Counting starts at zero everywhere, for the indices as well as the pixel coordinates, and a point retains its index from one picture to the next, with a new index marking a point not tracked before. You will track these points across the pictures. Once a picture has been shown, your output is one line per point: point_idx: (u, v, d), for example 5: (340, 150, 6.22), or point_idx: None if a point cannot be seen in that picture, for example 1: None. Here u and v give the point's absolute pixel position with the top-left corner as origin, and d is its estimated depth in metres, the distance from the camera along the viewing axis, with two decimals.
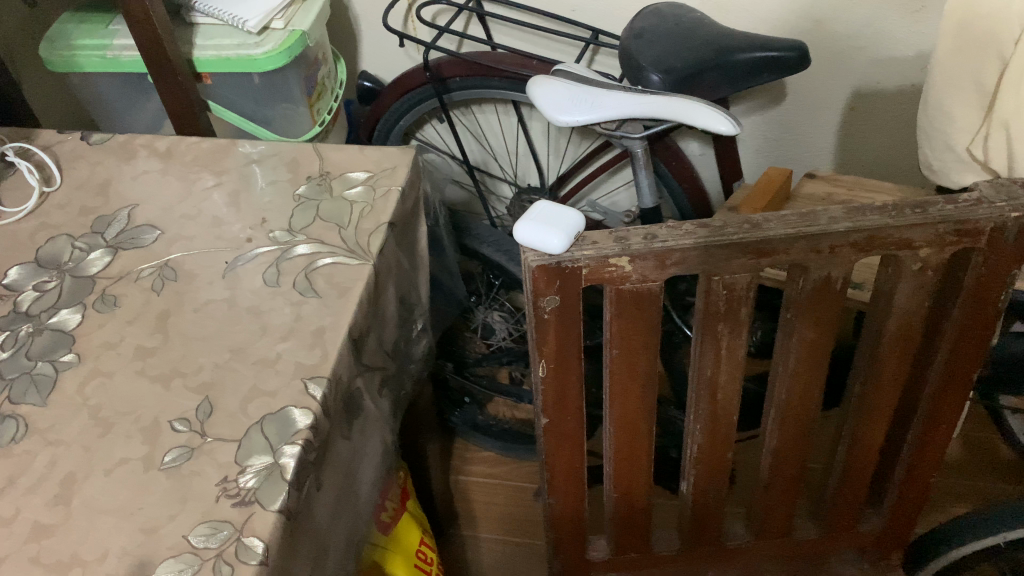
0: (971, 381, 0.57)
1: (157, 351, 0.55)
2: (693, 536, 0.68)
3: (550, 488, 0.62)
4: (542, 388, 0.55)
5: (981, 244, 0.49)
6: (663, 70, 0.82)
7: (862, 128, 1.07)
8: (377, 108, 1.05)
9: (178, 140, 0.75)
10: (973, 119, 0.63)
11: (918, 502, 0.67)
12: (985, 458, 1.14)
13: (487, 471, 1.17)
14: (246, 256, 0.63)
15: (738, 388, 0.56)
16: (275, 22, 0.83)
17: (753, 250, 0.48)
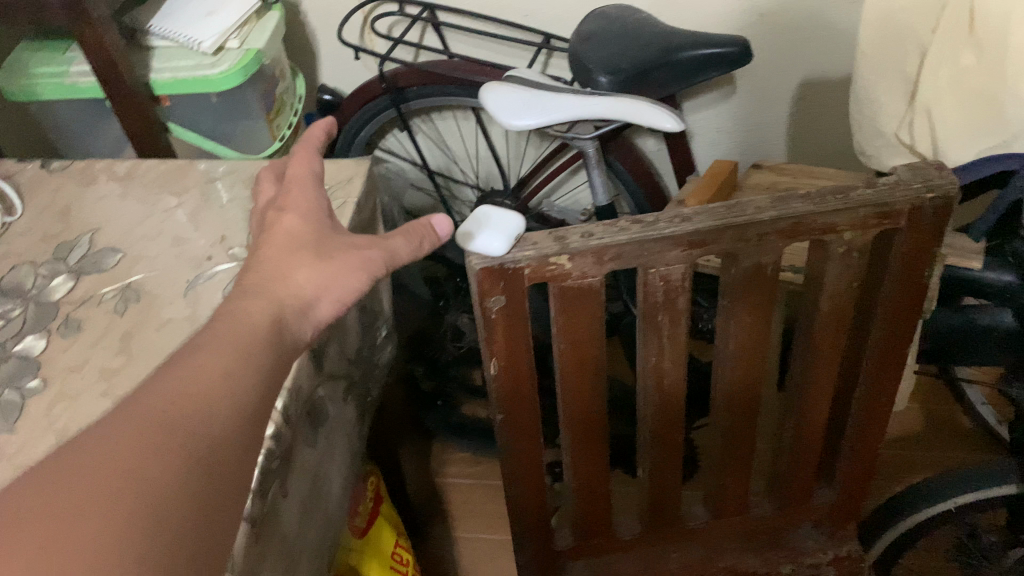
0: (905, 354, 0.60)
1: (122, 370, 0.57)
2: (652, 517, 0.71)
3: (513, 480, 0.64)
4: (495, 384, 0.57)
5: (902, 225, 0.52)
6: (611, 71, 0.84)
7: (811, 117, 1.10)
8: (338, 120, 1.06)
9: (137, 164, 0.77)
10: (897, 106, 0.69)
11: (866, 471, 0.70)
12: (945, 428, 1.17)
13: (464, 470, 1.19)
14: (206, 274, 0.64)
15: (682, 372, 0.59)
16: (230, 41, 0.84)
17: (686, 241, 0.50)
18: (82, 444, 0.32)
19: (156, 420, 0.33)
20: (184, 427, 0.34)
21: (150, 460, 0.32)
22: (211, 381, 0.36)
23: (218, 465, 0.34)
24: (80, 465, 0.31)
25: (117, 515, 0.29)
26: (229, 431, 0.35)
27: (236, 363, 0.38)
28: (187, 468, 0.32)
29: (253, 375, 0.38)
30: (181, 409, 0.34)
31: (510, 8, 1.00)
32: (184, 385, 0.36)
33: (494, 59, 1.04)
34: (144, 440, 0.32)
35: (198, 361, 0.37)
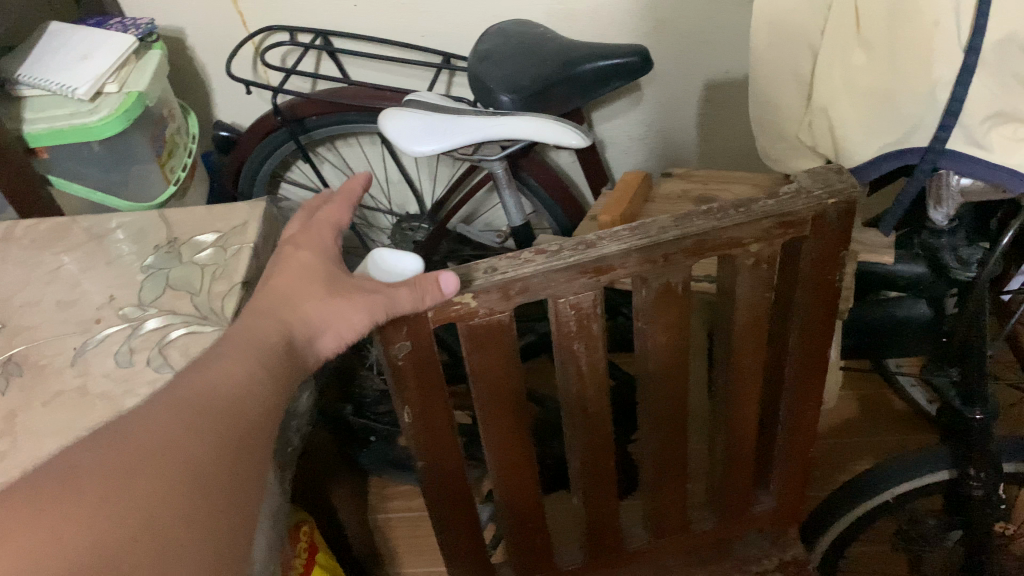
0: (826, 358, 0.60)
1: (7, 455, 0.52)
2: (594, 545, 0.69)
3: (443, 527, 0.61)
4: (412, 430, 0.54)
5: (808, 232, 0.51)
6: (512, 89, 0.82)
7: (720, 117, 1.10)
8: (238, 156, 1.02)
9: (14, 225, 0.72)
10: (797, 108, 0.72)
11: (802, 475, 0.70)
12: (879, 411, 1.19)
13: (407, 505, 1.18)
14: (95, 339, 0.60)
15: (605, 399, 0.57)
16: (108, 86, 0.80)
17: (591, 268, 0.48)
18: (106, 436, 0.35)
19: (163, 428, 0.36)
20: (184, 435, 0.36)
21: (156, 465, 0.34)
22: (214, 399, 0.38)
23: (210, 475, 0.35)
24: (95, 458, 0.33)
25: (110, 512, 0.31)
26: (227, 444, 0.37)
27: (239, 383, 0.40)
28: (186, 473, 0.34)
29: (255, 397, 0.40)
30: (184, 422, 0.36)
31: (406, 29, 0.97)
32: (193, 393, 0.38)
33: (395, 83, 1.02)
34: (150, 445, 0.35)
35: (201, 380, 0.39)
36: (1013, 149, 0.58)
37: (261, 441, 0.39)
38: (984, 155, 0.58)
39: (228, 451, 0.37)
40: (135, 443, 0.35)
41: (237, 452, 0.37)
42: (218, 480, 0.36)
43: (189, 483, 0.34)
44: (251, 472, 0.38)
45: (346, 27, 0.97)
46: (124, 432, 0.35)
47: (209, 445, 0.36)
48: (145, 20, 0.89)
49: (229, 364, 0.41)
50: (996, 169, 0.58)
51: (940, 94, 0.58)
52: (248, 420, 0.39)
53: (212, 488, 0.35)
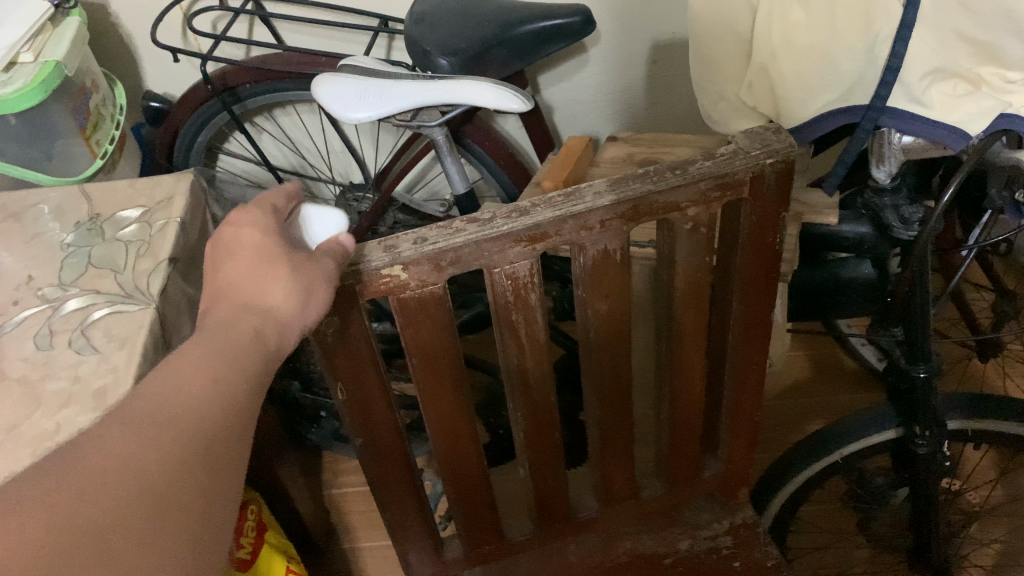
0: (768, 321, 0.59)
1: None
2: (542, 517, 0.68)
3: (385, 506, 0.60)
4: (347, 409, 0.52)
5: (745, 194, 0.50)
6: (449, 53, 0.79)
7: (667, 79, 1.09)
8: (170, 127, 0.98)
9: None
10: (737, 67, 0.70)
11: (749, 440, 0.70)
12: (830, 372, 1.20)
13: (361, 479, 1.16)
14: (11, 322, 0.57)
15: (547, 371, 0.56)
16: (23, 55, 0.76)
17: (526, 236, 0.47)
18: (62, 440, 0.31)
19: (133, 432, 0.31)
20: (155, 440, 0.32)
21: (119, 493, 0.29)
22: (195, 394, 0.34)
23: (182, 489, 0.31)
24: (57, 469, 0.29)
25: (70, 536, 0.27)
26: (206, 449, 0.33)
27: (223, 373, 0.36)
28: (154, 500, 0.30)
29: (243, 390, 0.36)
30: (158, 421, 0.32)
31: None
32: (164, 395, 0.34)
33: (332, 49, 0.98)
34: (120, 460, 0.30)
35: (182, 368, 0.35)
36: (952, 105, 0.57)
37: (238, 454, 0.35)
38: (924, 113, 0.58)
39: (206, 459, 0.33)
40: (99, 448, 0.30)
41: (216, 456, 0.34)
42: (191, 491, 0.32)
43: (157, 498, 0.30)
44: (231, 481, 0.34)
45: None
46: (86, 436, 0.31)
47: (185, 451, 0.32)
48: None
49: (201, 361, 0.36)
50: (935, 126, 0.58)
51: (880, 49, 0.57)
52: (229, 428, 0.35)
53: (183, 508, 0.31)
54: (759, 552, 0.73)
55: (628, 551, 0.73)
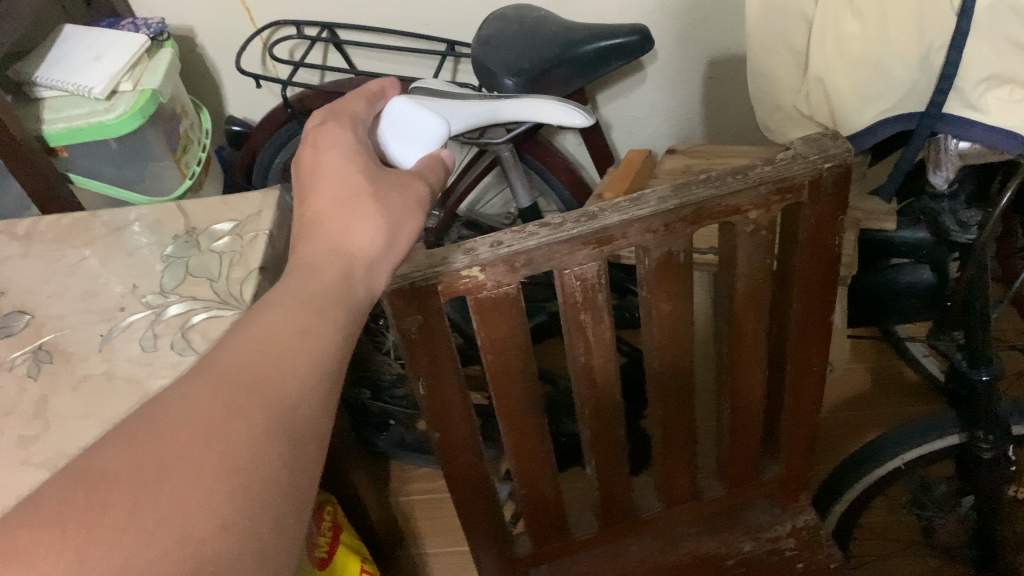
0: (827, 323, 0.61)
1: (38, 437, 0.56)
2: (607, 515, 0.70)
3: (458, 499, 0.63)
4: (425, 404, 0.55)
5: (803, 197, 0.52)
6: (514, 73, 0.85)
7: (724, 94, 1.11)
8: (249, 150, 1.04)
9: (37, 221, 0.74)
10: (792, 78, 0.73)
11: (809, 443, 0.71)
12: (891, 383, 1.20)
13: (427, 486, 1.20)
14: (119, 326, 0.63)
15: (613, 369, 0.59)
16: (123, 84, 0.82)
17: (594, 239, 0.50)
18: (140, 423, 0.32)
19: (206, 416, 0.33)
20: (229, 422, 0.33)
21: (195, 469, 0.31)
22: (263, 375, 0.36)
23: (258, 469, 0.32)
24: (134, 448, 0.31)
25: (145, 527, 0.29)
26: (278, 425, 0.34)
27: (289, 352, 0.37)
28: (230, 469, 0.32)
29: (311, 369, 0.37)
30: (228, 403, 0.34)
31: (410, 17, 0.99)
32: (237, 367, 0.35)
33: (402, 72, 1.03)
34: (195, 434, 0.32)
35: (252, 348, 0.37)
36: (1009, 111, 0.58)
37: (320, 413, 0.37)
38: (981, 118, 0.59)
39: (279, 437, 0.34)
40: (174, 433, 0.32)
41: (289, 432, 0.35)
42: (268, 470, 0.33)
43: (233, 478, 0.32)
44: (308, 456, 0.35)
45: (351, 19, 0.99)
46: (162, 418, 0.32)
47: (258, 432, 0.33)
48: (156, 19, 0.91)
49: (282, 326, 0.38)
50: (992, 132, 0.59)
51: (934, 57, 0.59)
52: (306, 393, 0.37)
53: (261, 486, 0.32)
54: (822, 554, 0.74)
55: (691, 552, 0.75)
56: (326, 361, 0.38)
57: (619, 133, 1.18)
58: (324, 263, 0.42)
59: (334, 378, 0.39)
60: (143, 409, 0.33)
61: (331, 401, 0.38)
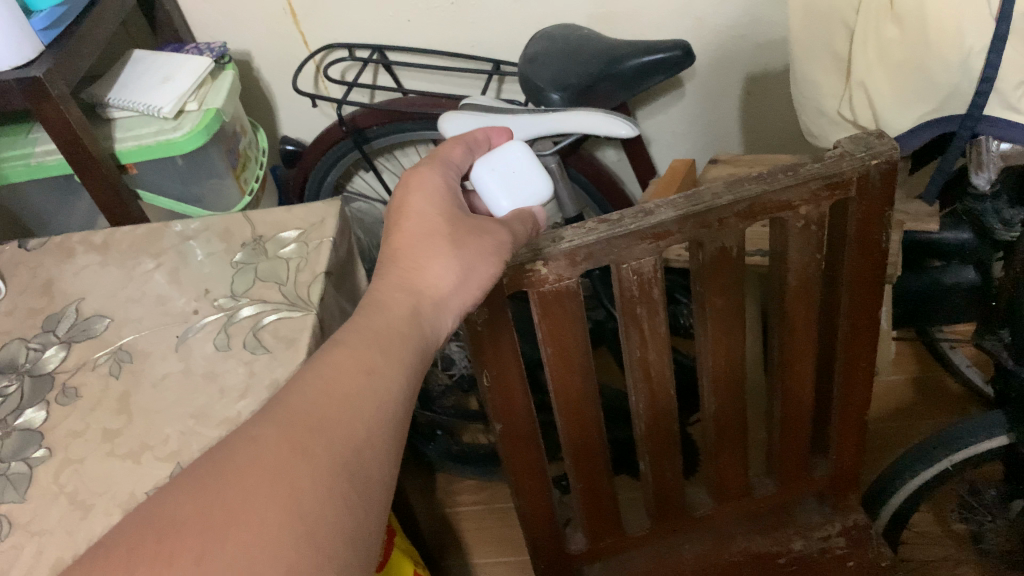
0: (875, 318, 0.62)
1: (122, 431, 0.57)
2: (660, 511, 0.72)
3: (517, 490, 0.65)
4: (489, 393, 0.59)
5: (852, 193, 0.54)
6: (561, 87, 0.88)
7: (760, 109, 1.14)
8: (302, 168, 1.10)
9: (112, 232, 0.78)
10: (835, 84, 0.76)
11: (859, 441, 0.73)
12: (934, 394, 1.20)
13: (473, 498, 1.22)
14: (194, 327, 0.65)
15: (666, 363, 0.61)
16: (189, 104, 0.86)
17: (651, 234, 0.52)
18: (209, 467, 0.33)
19: (270, 459, 0.34)
20: (293, 465, 0.34)
21: (259, 512, 0.32)
22: (329, 422, 0.36)
23: (321, 516, 0.33)
24: (202, 495, 0.32)
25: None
26: (342, 471, 0.35)
27: (353, 398, 0.38)
28: (293, 511, 0.32)
29: (373, 415, 0.38)
30: (294, 450, 0.34)
31: (457, 39, 1.03)
32: (303, 411, 0.37)
33: (449, 91, 1.08)
34: (259, 477, 0.33)
35: (318, 395, 0.38)
36: None
37: (383, 452, 0.38)
38: None
39: (344, 484, 0.35)
40: (240, 480, 0.33)
41: (353, 477, 0.35)
42: (331, 511, 0.33)
43: (298, 525, 0.32)
44: (372, 503, 0.36)
45: (401, 41, 1.04)
46: (230, 465, 0.33)
47: (323, 479, 0.34)
48: (218, 44, 0.96)
49: (348, 367, 0.39)
50: None
51: (974, 61, 0.61)
52: (369, 435, 0.37)
53: (325, 534, 0.33)
54: (872, 552, 0.75)
55: (742, 550, 0.76)
56: (388, 402, 0.39)
57: (657, 149, 1.21)
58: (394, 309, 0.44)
59: (397, 419, 0.40)
60: (214, 454, 0.34)
61: (396, 448, 0.39)
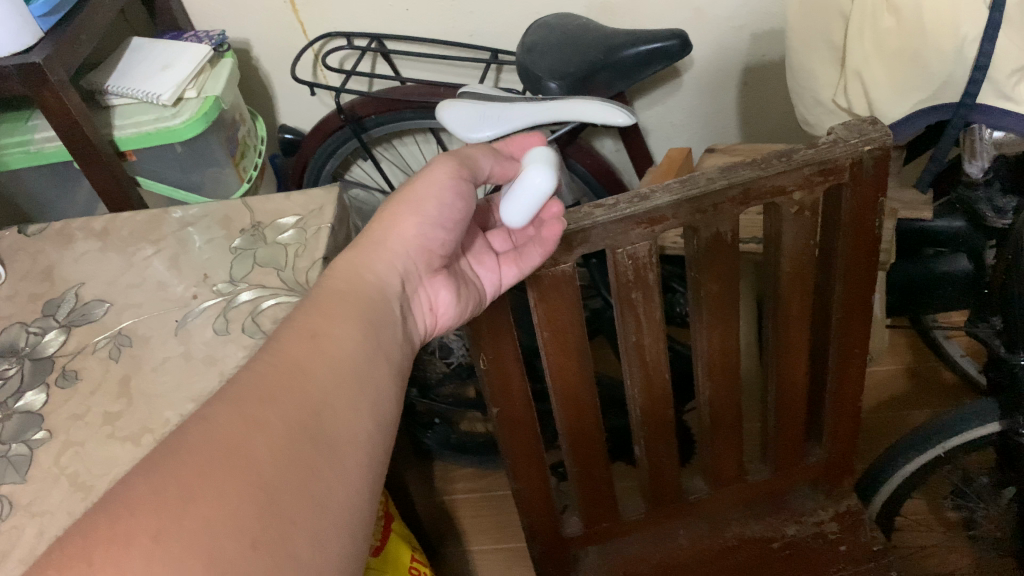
0: (869, 304, 0.63)
1: (123, 414, 0.57)
2: (655, 495, 0.73)
3: (514, 473, 0.66)
4: (487, 377, 0.59)
5: (846, 180, 0.55)
6: (559, 77, 0.88)
7: (759, 99, 1.14)
8: (301, 157, 1.10)
9: (112, 219, 0.79)
10: (831, 73, 0.77)
11: (852, 427, 0.74)
12: (929, 384, 1.20)
13: (471, 486, 1.23)
14: (193, 312, 0.66)
15: (662, 348, 0.62)
16: (188, 91, 0.87)
17: (646, 219, 0.53)
18: (166, 447, 0.34)
19: (228, 434, 0.34)
20: (251, 438, 0.35)
21: (222, 487, 0.32)
22: (281, 391, 0.38)
23: (280, 484, 0.34)
24: (160, 475, 0.32)
25: (171, 550, 0.30)
26: (304, 438, 0.36)
27: (303, 368, 0.40)
28: (256, 484, 0.33)
29: (327, 384, 0.40)
30: (247, 421, 0.35)
31: (456, 29, 1.04)
32: (256, 388, 0.38)
33: (448, 80, 1.09)
34: (218, 452, 0.34)
35: (267, 370, 0.39)
36: None
37: (346, 418, 0.39)
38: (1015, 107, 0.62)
39: (303, 450, 0.36)
40: (195, 456, 0.33)
41: (316, 442, 0.37)
42: (295, 480, 0.34)
43: (258, 494, 0.33)
44: (338, 466, 0.37)
45: (400, 30, 1.04)
46: (184, 442, 0.34)
47: (280, 449, 0.35)
48: (217, 32, 0.96)
49: (303, 346, 0.41)
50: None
51: (968, 50, 0.62)
52: (327, 405, 0.39)
53: (286, 502, 0.33)
54: (864, 536, 0.76)
55: (736, 535, 0.77)
56: (344, 373, 0.41)
57: (655, 141, 1.21)
58: (343, 266, 0.48)
59: (360, 386, 0.41)
60: (170, 435, 0.35)
61: (359, 411, 0.40)
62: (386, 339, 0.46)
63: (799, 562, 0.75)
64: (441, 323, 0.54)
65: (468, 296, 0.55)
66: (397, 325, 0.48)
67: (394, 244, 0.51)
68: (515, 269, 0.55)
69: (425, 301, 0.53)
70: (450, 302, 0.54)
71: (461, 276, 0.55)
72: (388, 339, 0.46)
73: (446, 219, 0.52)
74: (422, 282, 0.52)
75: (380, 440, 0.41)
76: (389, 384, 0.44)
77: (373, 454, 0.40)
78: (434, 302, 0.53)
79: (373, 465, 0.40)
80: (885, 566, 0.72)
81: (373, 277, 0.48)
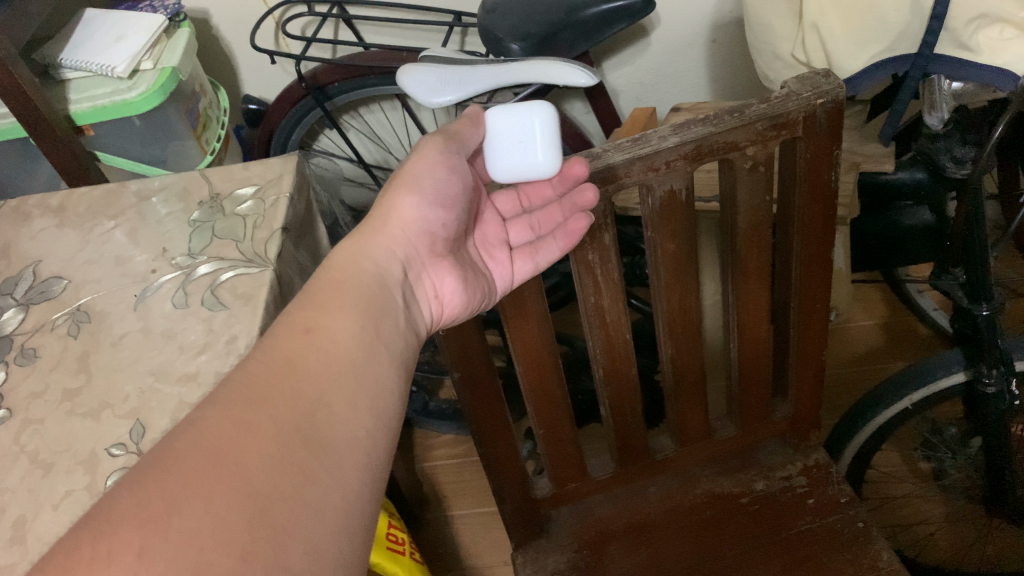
0: (828, 259, 0.63)
1: (82, 390, 0.57)
2: (623, 454, 0.74)
3: (481, 437, 0.66)
4: (446, 343, 0.59)
5: (799, 133, 0.54)
6: (520, 37, 0.86)
7: (727, 57, 1.13)
8: (267, 126, 1.09)
9: (69, 195, 0.78)
10: (790, 27, 0.76)
11: (816, 383, 0.75)
12: (903, 336, 1.21)
13: (451, 452, 1.24)
14: (152, 286, 0.65)
15: (622, 308, 0.61)
16: (143, 63, 0.85)
17: (599, 179, 0.52)
18: (153, 457, 0.33)
19: (216, 441, 0.34)
20: (240, 445, 0.34)
21: (207, 497, 0.32)
22: (272, 392, 0.38)
23: (272, 491, 0.33)
24: (145, 486, 0.31)
25: (156, 566, 0.29)
26: (295, 442, 0.36)
27: (295, 366, 0.39)
28: (245, 492, 0.32)
29: (322, 380, 0.40)
30: (237, 424, 0.35)
31: None
32: (245, 393, 0.37)
33: (411, 45, 1.08)
34: (205, 460, 0.33)
35: (261, 368, 0.39)
36: (1000, 48, 0.61)
37: (343, 416, 0.39)
38: (973, 58, 0.62)
39: (296, 452, 0.35)
40: (184, 464, 0.33)
41: (311, 446, 0.36)
42: (287, 487, 0.34)
43: (249, 504, 0.32)
44: (335, 466, 0.37)
45: None
46: (171, 449, 0.33)
47: (271, 454, 0.35)
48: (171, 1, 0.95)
49: (297, 342, 0.41)
50: (983, 68, 0.62)
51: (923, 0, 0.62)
52: (319, 402, 0.38)
53: (280, 509, 0.33)
54: (832, 489, 0.76)
55: (706, 491, 0.79)
56: (335, 367, 0.41)
57: (625, 101, 1.21)
58: (345, 255, 0.49)
59: (357, 383, 0.41)
60: (159, 443, 0.34)
61: (357, 406, 0.40)
62: (385, 328, 0.46)
63: (770, 516, 0.75)
64: (449, 311, 0.55)
65: (476, 285, 0.56)
66: (399, 312, 0.48)
67: (394, 231, 0.51)
68: (528, 264, 0.58)
69: (431, 289, 0.53)
70: (456, 290, 0.55)
71: (469, 267, 0.56)
72: (389, 329, 0.46)
73: (445, 200, 0.53)
74: (425, 268, 0.53)
75: (383, 436, 0.41)
76: (390, 374, 0.44)
77: (377, 451, 0.40)
78: (439, 290, 0.54)
79: (376, 461, 0.39)
80: (852, 518, 0.73)
81: (372, 266, 0.49)
